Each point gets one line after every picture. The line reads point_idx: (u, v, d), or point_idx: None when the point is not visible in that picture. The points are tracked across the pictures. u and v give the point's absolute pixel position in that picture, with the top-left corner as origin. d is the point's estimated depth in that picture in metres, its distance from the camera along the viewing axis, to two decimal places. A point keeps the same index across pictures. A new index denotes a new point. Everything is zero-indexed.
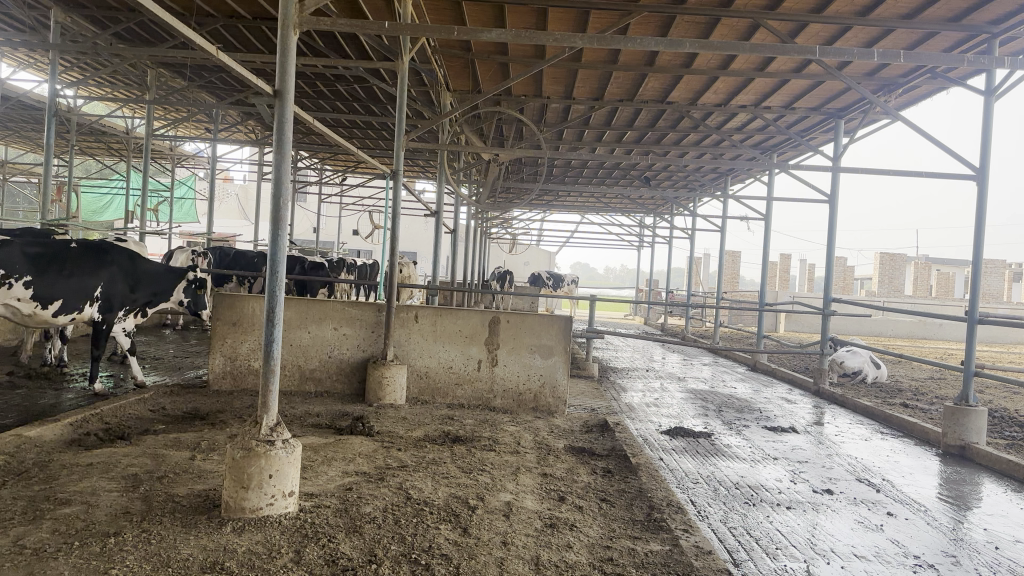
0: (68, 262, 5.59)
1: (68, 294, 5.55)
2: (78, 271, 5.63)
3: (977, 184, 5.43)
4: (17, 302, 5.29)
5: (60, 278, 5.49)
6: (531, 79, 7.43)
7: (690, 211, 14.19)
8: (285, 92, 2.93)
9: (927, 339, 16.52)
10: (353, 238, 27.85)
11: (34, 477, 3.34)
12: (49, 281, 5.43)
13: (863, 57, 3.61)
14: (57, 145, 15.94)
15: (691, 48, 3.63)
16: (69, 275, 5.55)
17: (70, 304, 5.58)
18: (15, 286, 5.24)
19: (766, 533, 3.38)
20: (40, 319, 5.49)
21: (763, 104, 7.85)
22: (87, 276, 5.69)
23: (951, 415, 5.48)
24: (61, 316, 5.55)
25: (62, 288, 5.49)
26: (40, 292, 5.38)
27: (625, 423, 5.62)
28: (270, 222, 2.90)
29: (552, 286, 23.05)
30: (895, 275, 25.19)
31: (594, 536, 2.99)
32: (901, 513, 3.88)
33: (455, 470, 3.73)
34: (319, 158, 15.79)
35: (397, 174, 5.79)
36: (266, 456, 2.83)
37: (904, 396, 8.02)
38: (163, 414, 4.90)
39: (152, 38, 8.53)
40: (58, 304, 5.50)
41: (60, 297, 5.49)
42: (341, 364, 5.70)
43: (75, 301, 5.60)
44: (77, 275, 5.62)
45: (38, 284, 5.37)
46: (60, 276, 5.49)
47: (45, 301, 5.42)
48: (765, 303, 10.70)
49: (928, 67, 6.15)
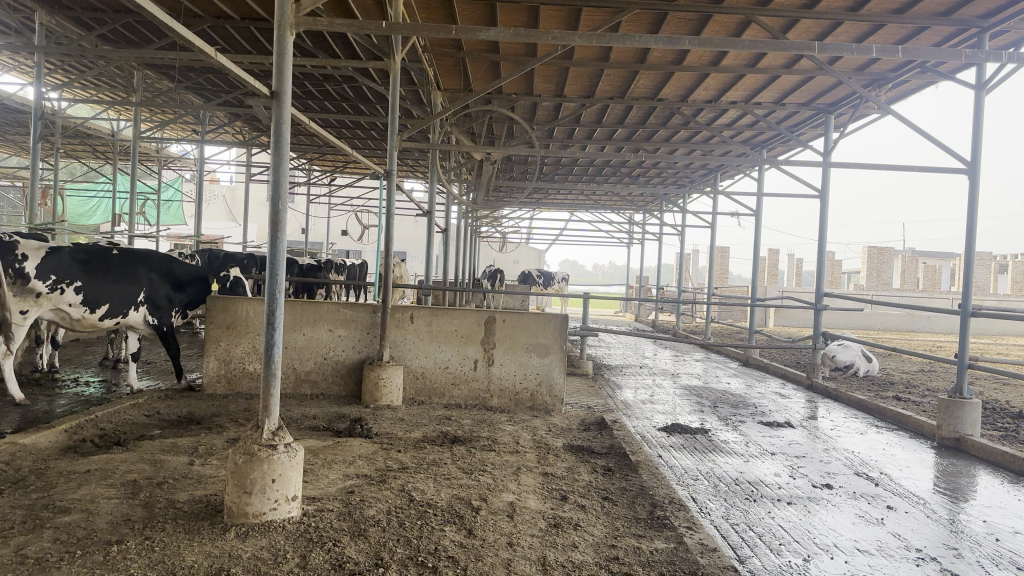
0: (113, 268, 6.03)
1: (113, 300, 5.98)
2: (123, 276, 6.06)
3: (968, 178, 5.46)
4: (68, 307, 5.82)
5: (105, 283, 5.94)
6: (523, 77, 7.42)
7: (679, 207, 14.24)
8: (282, 94, 2.90)
9: (917, 332, 16.61)
10: (342, 238, 27.79)
11: (32, 485, 3.30)
12: (95, 286, 5.89)
13: (860, 52, 3.63)
14: (42, 149, 15.81)
15: (689, 44, 3.64)
16: (114, 280, 6.00)
17: (115, 309, 6.01)
18: (64, 291, 5.78)
19: (769, 528, 3.39)
20: (87, 323, 5.96)
21: (754, 100, 7.88)
22: (130, 281, 6.11)
23: (946, 407, 5.51)
24: (106, 320, 5.99)
25: (107, 293, 5.94)
26: (86, 296, 5.85)
27: (622, 420, 5.62)
28: (271, 224, 2.88)
29: (543, 283, 23.05)
30: (883, 268, 25.33)
31: (599, 535, 2.99)
32: (901, 506, 3.89)
33: (457, 471, 3.72)
34: (307, 159, 15.73)
35: (390, 174, 5.74)
36: (268, 461, 2.81)
37: (896, 389, 8.06)
38: (157, 419, 4.86)
39: (139, 39, 8.49)
40: (104, 308, 5.95)
41: (106, 301, 5.94)
42: (336, 366, 5.67)
43: (120, 305, 6.04)
44: (122, 280, 6.05)
45: (85, 289, 5.85)
46: (105, 281, 5.94)
47: (92, 305, 5.89)
48: (756, 298, 10.72)
49: (918, 62, 6.18)
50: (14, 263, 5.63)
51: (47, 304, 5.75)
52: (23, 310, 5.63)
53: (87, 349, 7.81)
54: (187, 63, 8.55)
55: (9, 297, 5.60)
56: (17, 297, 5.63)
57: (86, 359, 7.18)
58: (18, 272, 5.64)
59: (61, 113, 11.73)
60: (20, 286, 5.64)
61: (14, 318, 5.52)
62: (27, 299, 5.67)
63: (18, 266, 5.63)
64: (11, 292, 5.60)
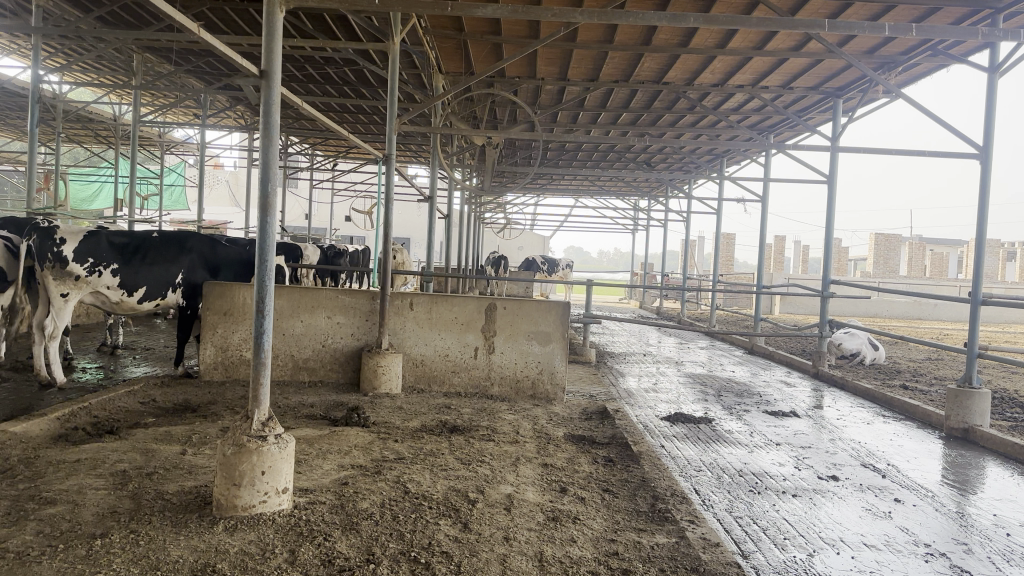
0: (150, 252, 6.20)
1: (151, 283, 6.17)
2: (161, 260, 6.23)
3: (980, 163, 5.34)
4: (107, 290, 5.95)
5: (144, 268, 6.11)
6: (526, 60, 7.30)
7: (685, 193, 14.10)
8: (271, 73, 2.80)
9: (923, 320, 16.55)
10: (347, 224, 27.72)
11: (19, 475, 3.23)
12: (132, 270, 6.05)
13: (873, 30, 3.53)
14: (43, 133, 15.75)
15: (694, 22, 3.53)
16: (151, 265, 6.15)
17: (152, 292, 6.19)
18: (102, 274, 5.88)
19: (773, 522, 3.30)
20: (125, 306, 6.15)
21: (761, 84, 7.74)
22: (168, 264, 6.28)
23: (955, 397, 5.41)
24: (144, 303, 6.19)
25: (144, 276, 6.11)
26: (123, 280, 6.01)
27: (624, 409, 5.53)
28: (259, 208, 2.79)
29: (548, 269, 22.90)
30: (890, 255, 25.15)
31: (598, 529, 2.90)
32: (909, 500, 3.80)
33: (454, 461, 3.64)
34: (310, 143, 15.65)
35: (389, 159, 5.61)
36: (258, 452, 2.73)
37: (903, 378, 7.98)
38: (153, 407, 4.80)
39: (138, 22, 8.39)
40: (142, 292, 6.14)
41: (143, 285, 6.13)
42: (335, 353, 5.60)
43: (158, 289, 6.21)
44: (159, 264, 6.22)
45: (122, 273, 6.00)
46: (143, 265, 6.11)
47: (129, 288, 6.06)
48: (761, 285, 10.60)
49: (930, 44, 6.05)
50: (53, 248, 5.63)
51: (87, 287, 5.82)
52: (64, 294, 5.68)
53: (86, 334, 7.76)
54: (187, 45, 8.45)
55: (49, 281, 5.63)
56: (57, 281, 5.66)
57: (85, 345, 7.11)
58: (57, 256, 5.65)
59: (62, 97, 11.62)
60: (59, 270, 5.66)
61: (56, 302, 5.61)
62: (66, 282, 5.71)
63: (57, 250, 5.65)
64: (51, 276, 5.63)
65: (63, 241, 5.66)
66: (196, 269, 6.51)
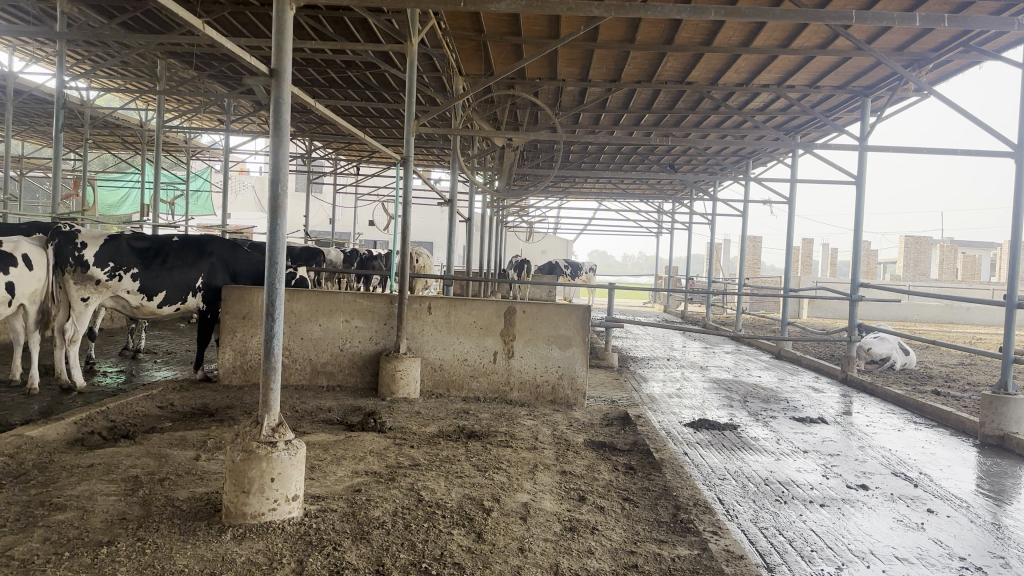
0: (170, 256, 6.18)
1: (171, 287, 6.14)
2: (181, 264, 6.20)
3: (1015, 161, 5.17)
4: (126, 294, 5.95)
5: (163, 272, 6.09)
6: (547, 60, 7.23)
7: (710, 195, 13.97)
8: (282, 71, 2.74)
9: (954, 324, 16.29)
10: (371, 229, 27.89)
11: (32, 480, 3.20)
12: (153, 274, 6.04)
13: (904, 22, 3.40)
14: (72, 140, 15.92)
15: (716, 14, 3.43)
16: (171, 269, 6.13)
17: (172, 296, 6.17)
18: (123, 278, 5.87)
19: (800, 533, 3.18)
20: (146, 310, 6.14)
21: (787, 83, 7.61)
22: (188, 268, 6.25)
23: (989, 403, 5.24)
24: (164, 307, 6.17)
25: (165, 281, 6.09)
26: (143, 284, 6.00)
27: (647, 415, 5.43)
28: (269, 211, 2.74)
29: (571, 273, 22.77)
30: (920, 257, 24.76)
31: (617, 540, 2.81)
32: (943, 510, 3.66)
33: (470, 468, 3.56)
34: (333, 149, 15.69)
35: (407, 161, 5.52)
36: (267, 459, 2.67)
37: (935, 383, 7.77)
38: (170, 412, 4.76)
39: (161, 28, 8.43)
40: (162, 296, 6.11)
41: (163, 289, 6.10)
42: (353, 358, 5.55)
43: (178, 293, 6.19)
44: (179, 268, 6.19)
45: (142, 277, 5.99)
46: (163, 269, 6.09)
47: (149, 293, 6.05)
48: (789, 288, 10.41)
49: (962, 40, 5.90)
50: (74, 252, 5.67)
51: (107, 291, 5.83)
52: (85, 298, 5.69)
53: (110, 338, 7.78)
54: (207, 50, 8.46)
55: (69, 286, 5.65)
56: (77, 285, 5.68)
57: (107, 350, 7.13)
58: (78, 261, 5.68)
59: (88, 103, 11.71)
60: (79, 274, 5.69)
61: (76, 306, 5.61)
62: (87, 287, 5.72)
63: (78, 255, 5.68)
64: (71, 280, 5.65)
65: (84, 245, 5.70)
66: (220, 273, 6.49)
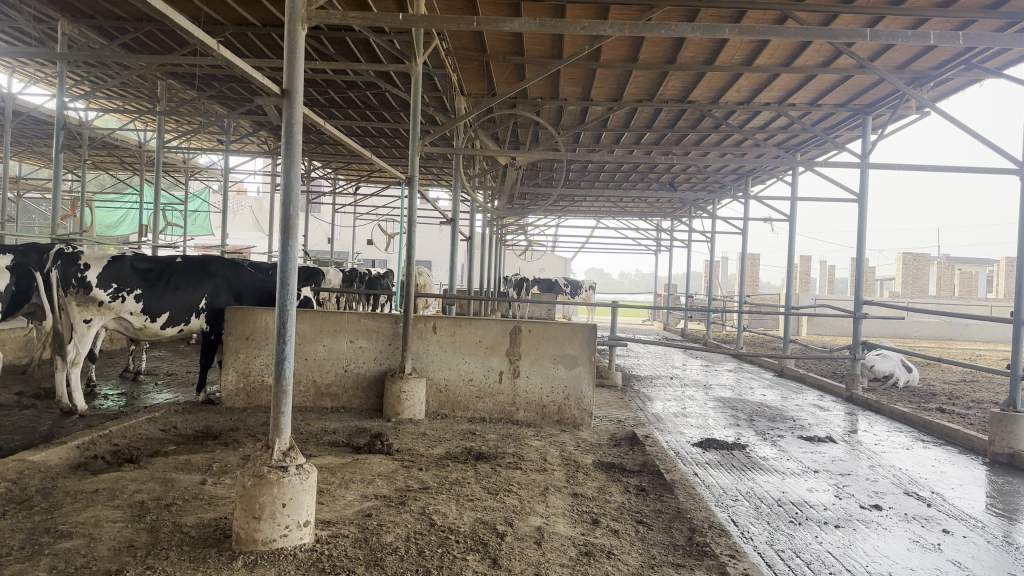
0: (174, 277, 6.15)
1: (174, 308, 6.11)
2: (184, 285, 6.17)
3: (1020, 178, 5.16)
4: (129, 315, 5.91)
5: (166, 292, 6.06)
6: (549, 80, 7.26)
7: (709, 212, 13.98)
8: (293, 92, 2.72)
9: (954, 341, 16.29)
10: (369, 248, 27.89)
11: (36, 507, 3.15)
12: (155, 295, 6.01)
13: (916, 40, 3.37)
14: (69, 161, 15.88)
15: (729, 34, 3.37)
16: (174, 290, 6.10)
17: (175, 317, 6.14)
18: (125, 299, 5.84)
19: (817, 555, 3.14)
20: (149, 331, 6.10)
21: (788, 101, 7.64)
22: (191, 289, 6.23)
23: (998, 420, 5.20)
24: (167, 328, 6.13)
25: (167, 302, 6.06)
26: (146, 305, 5.97)
27: (654, 435, 5.39)
28: (280, 232, 2.71)
29: (570, 292, 22.72)
30: (918, 274, 24.83)
31: (634, 564, 2.76)
32: (958, 530, 3.62)
33: (480, 491, 3.52)
34: (332, 168, 15.70)
35: (411, 181, 5.47)
36: (278, 484, 2.61)
37: (940, 400, 7.73)
38: (174, 435, 4.71)
39: (162, 48, 8.44)
40: (164, 317, 6.08)
41: (166, 310, 6.07)
42: (357, 379, 5.50)
43: (180, 314, 6.15)
44: (182, 289, 6.16)
45: (145, 298, 5.97)
46: (166, 290, 6.06)
47: (152, 314, 6.01)
48: (791, 306, 10.36)
49: (964, 58, 5.94)
50: (77, 273, 5.61)
51: (110, 312, 5.80)
52: (87, 319, 5.66)
53: (110, 360, 7.72)
54: (209, 70, 8.47)
55: (72, 307, 5.61)
56: (80, 306, 5.64)
57: (108, 372, 7.08)
58: (81, 282, 5.64)
59: (88, 125, 11.70)
60: (82, 295, 5.65)
61: (78, 328, 5.56)
62: (89, 308, 5.69)
63: (81, 276, 5.63)
64: (74, 302, 5.61)
65: (87, 267, 5.67)
66: (222, 294, 6.46)
